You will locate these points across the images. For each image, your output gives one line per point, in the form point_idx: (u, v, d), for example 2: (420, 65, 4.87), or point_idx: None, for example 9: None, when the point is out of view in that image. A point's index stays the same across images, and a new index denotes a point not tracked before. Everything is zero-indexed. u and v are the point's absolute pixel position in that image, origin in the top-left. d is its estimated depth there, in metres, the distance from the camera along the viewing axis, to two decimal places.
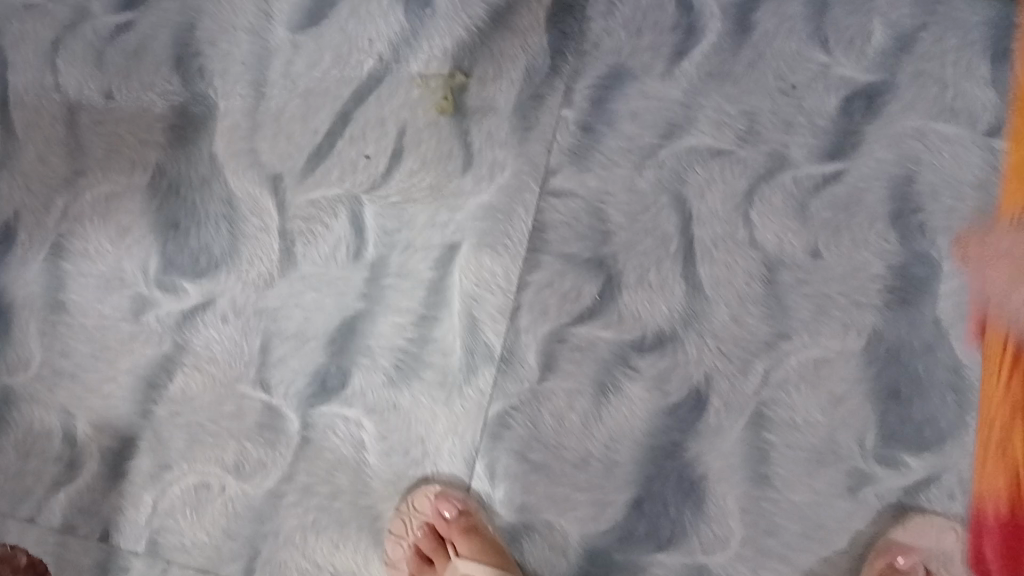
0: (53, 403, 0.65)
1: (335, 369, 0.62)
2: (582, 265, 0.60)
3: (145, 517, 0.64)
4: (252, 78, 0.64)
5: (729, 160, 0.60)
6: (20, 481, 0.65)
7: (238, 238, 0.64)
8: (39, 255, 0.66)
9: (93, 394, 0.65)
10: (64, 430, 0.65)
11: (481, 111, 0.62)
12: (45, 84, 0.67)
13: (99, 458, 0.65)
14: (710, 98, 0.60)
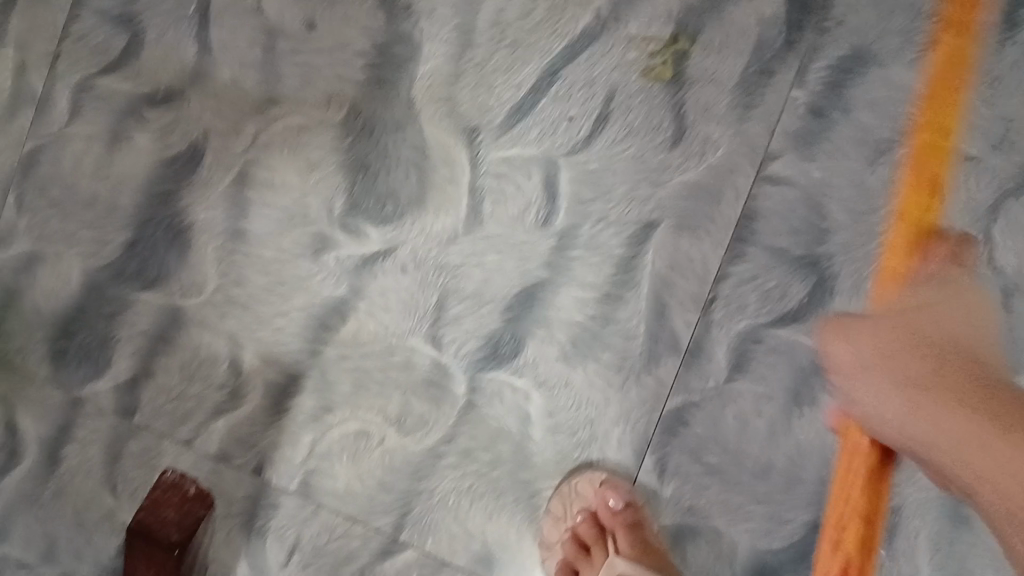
0: (220, 331, 0.66)
1: (510, 336, 0.60)
2: (793, 263, 0.56)
3: (301, 457, 0.64)
4: (460, 21, 0.61)
5: (974, 168, 0.55)
6: (182, 403, 0.67)
7: (427, 189, 0.61)
8: (222, 182, 0.65)
9: (263, 326, 0.65)
10: (230, 359, 0.66)
11: (701, 81, 0.58)
12: (245, 7, 0.65)
13: (263, 390, 0.65)
14: (962, 97, 0.55)
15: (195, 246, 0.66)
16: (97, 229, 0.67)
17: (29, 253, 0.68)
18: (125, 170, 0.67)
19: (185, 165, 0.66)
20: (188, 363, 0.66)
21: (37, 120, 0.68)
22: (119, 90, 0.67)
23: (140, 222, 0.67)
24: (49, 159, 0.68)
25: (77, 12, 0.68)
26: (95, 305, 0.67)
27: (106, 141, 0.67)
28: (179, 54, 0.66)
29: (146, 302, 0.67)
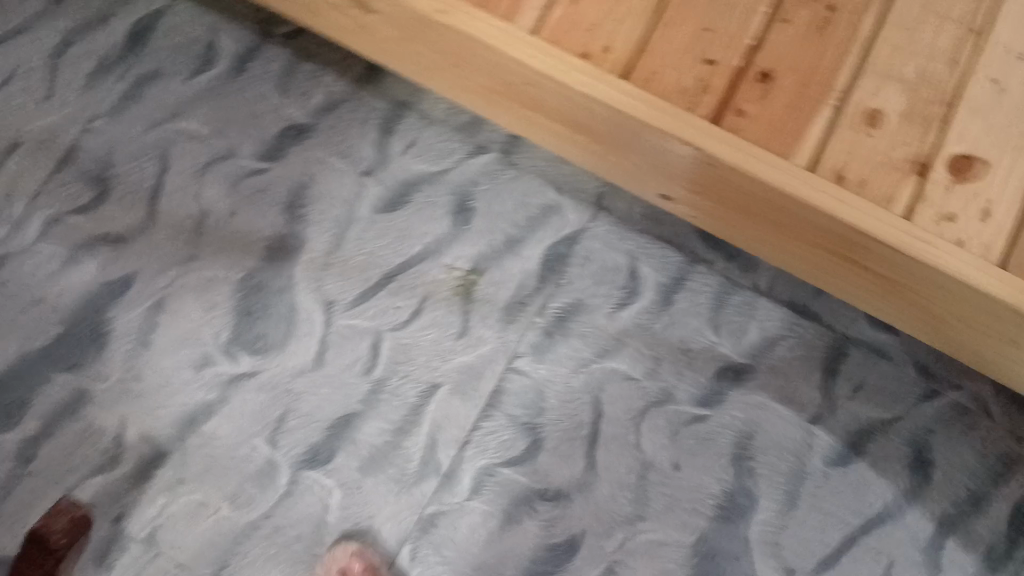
0: (112, 413, 0.87)
1: (326, 448, 0.85)
2: (519, 427, 0.84)
3: (153, 513, 0.85)
4: (334, 230, 0.90)
5: (637, 386, 0.84)
6: (69, 461, 0.86)
7: (289, 335, 0.88)
8: (143, 303, 0.89)
9: (146, 415, 0.87)
10: (116, 434, 0.86)
11: (484, 298, 0.88)
12: (188, 191, 0.91)
13: (134, 461, 0.86)
14: (636, 341, 0.86)
15: (111, 348, 0.88)
16: (40, 322, 0.89)
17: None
18: (71, 285, 0.89)
19: (117, 287, 0.89)
20: (82, 431, 0.86)
21: (10, 235, 0.91)
22: (83, 227, 0.91)
23: (71, 323, 0.88)
24: (12, 266, 0.90)
25: (64, 166, 0.92)
26: (19, 376, 0.88)
27: (63, 260, 0.90)
28: (133, 209, 0.91)
29: (62, 381, 0.87)
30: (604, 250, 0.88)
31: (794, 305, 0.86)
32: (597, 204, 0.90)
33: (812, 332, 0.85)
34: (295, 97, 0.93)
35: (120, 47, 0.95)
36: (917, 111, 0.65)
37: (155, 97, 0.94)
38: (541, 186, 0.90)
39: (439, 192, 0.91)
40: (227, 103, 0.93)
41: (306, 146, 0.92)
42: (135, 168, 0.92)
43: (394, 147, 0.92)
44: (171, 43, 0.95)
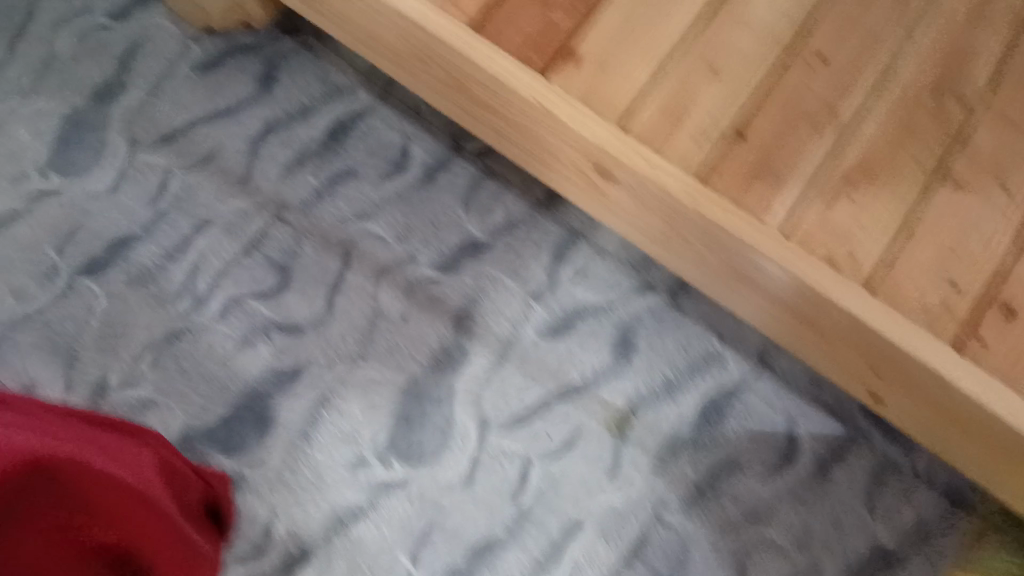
0: (265, 501, 0.89)
1: (466, 571, 0.86)
2: None
3: None
4: (497, 350, 0.92)
5: (786, 556, 0.84)
6: None
7: (442, 448, 0.89)
8: (308, 397, 0.92)
9: (297, 507, 0.89)
10: (265, 522, 0.88)
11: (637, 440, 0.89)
12: (365, 292, 0.95)
13: (280, 551, 0.87)
14: (786, 509, 0.85)
15: (273, 436, 0.91)
16: (207, 401, 0.92)
17: (144, 399, 0.92)
18: (242, 367, 0.93)
19: (287, 377, 0.93)
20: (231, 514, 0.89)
21: (192, 312, 0.95)
22: (261, 313, 0.95)
23: (238, 405, 0.92)
24: (186, 341, 0.94)
25: (252, 251, 0.96)
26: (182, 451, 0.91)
27: (236, 342, 0.94)
28: (311, 302, 0.95)
29: (221, 462, 0.90)
30: (762, 411, 0.89)
31: (955, 495, 0.85)
32: (760, 361, 0.90)
33: (973, 527, 0.83)
34: (475, 213, 0.97)
35: (317, 143, 0.99)
36: None
37: (345, 196, 0.98)
38: (705, 334, 0.92)
39: (604, 326, 0.92)
40: (413, 211, 0.97)
41: (481, 263, 0.95)
42: (317, 263, 0.96)
43: (565, 274, 0.94)
44: (365, 144, 0.99)
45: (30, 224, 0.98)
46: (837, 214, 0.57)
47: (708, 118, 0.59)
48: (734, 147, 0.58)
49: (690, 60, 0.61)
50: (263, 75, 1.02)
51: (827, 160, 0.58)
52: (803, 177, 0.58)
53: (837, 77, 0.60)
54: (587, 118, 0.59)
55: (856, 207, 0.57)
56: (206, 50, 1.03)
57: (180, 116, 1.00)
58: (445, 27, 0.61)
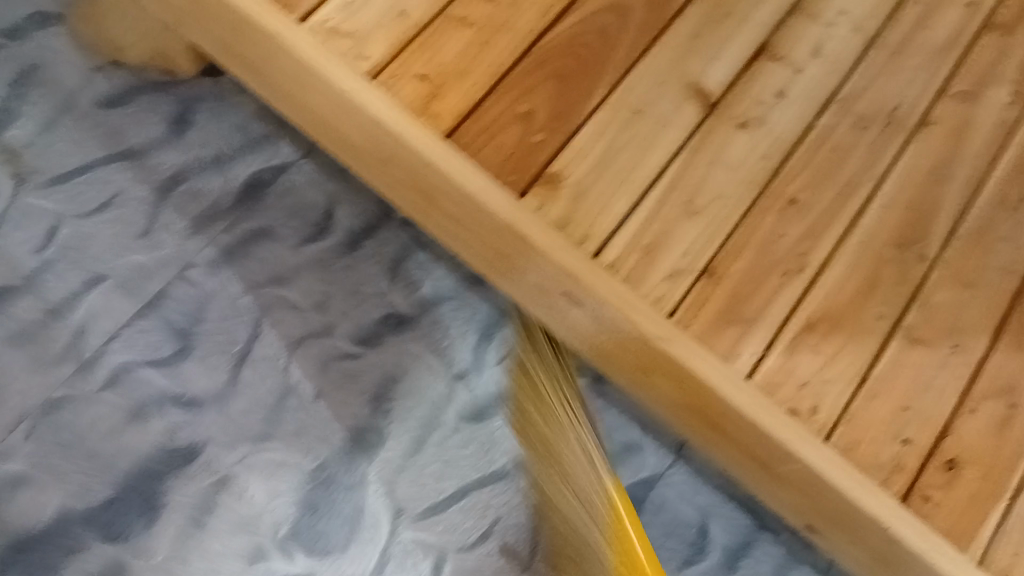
0: None
1: None
2: None
3: None
4: (414, 434, 0.88)
5: None
6: None
7: (349, 539, 0.83)
8: (204, 479, 0.83)
9: None
10: None
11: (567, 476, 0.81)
12: (277, 365, 0.89)
13: None
14: None
15: (162, 522, 0.81)
16: (86, 476, 0.82)
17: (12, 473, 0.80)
18: (129, 444, 0.83)
19: (183, 454, 0.84)
20: None
21: (75, 377, 0.85)
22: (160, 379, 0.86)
23: (125, 486, 0.82)
24: (68, 410, 0.84)
25: (149, 312, 0.88)
26: (55, 537, 0.79)
27: (126, 415, 0.84)
28: (213, 372, 0.87)
29: (102, 550, 0.79)
30: (676, 504, 0.90)
31: None
32: (678, 453, 0.92)
33: None
34: (400, 284, 0.94)
35: (233, 197, 0.94)
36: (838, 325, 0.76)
37: (259, 257, 0.92)
38: (625, 423, 0.92)
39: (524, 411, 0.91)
40: (333, 278, 0.93)
41: (403, 339, 0.91)
42: (224, 329, 0.89)
43: (488, 355, 0.93)
44: (287, 203, 0.95)
45: None
46: (799, 363, 0.74)
47: (681, 261, 0.75)
48: (707, 291, 0.75)
49: (670, 202, 0.77)
50: (176, 117, 0.96)
51: (786, 315, 0.76)
52: (765, 326, 0.75)
53: (799, 226, 0.79)
54: (566, 254, 0.72)
55: (811, 354, 0.75)
56: (111, 85, 0.96)
57: (80, 154, 0.92)
58: (415, 134, 0.72)
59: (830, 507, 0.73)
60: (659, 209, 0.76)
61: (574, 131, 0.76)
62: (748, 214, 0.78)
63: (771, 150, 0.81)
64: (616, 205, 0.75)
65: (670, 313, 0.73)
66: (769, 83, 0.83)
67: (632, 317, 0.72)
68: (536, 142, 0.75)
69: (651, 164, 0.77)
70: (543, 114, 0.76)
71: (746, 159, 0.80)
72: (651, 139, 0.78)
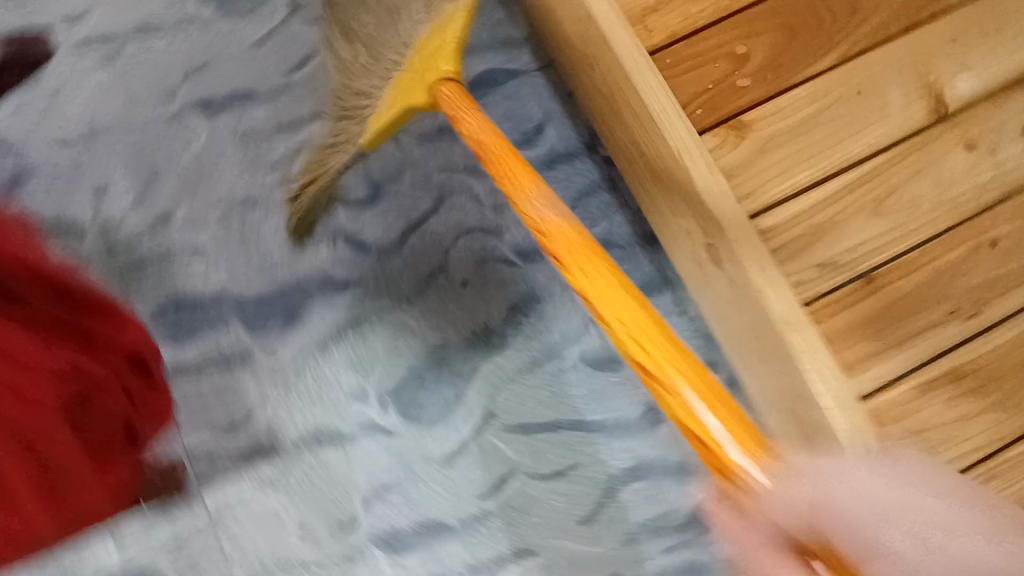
0: (260, 389, 0.88)
1: (407, 538, 0.84)
2: None
3: (235, 493, 0.85)
4: (532, 355, 0.89)
5: None
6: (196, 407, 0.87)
7: (437, 420, 0.87)
8: (341, 314, 0.90)
9: (288, 407, 0.87)
10: (249, 407, 0.87)
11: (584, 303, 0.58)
12: (440, 244, 0.91)
13: (252, 438, 0.87)
14: None
15: (295, 333, 0.89)
16: (250, 271, 0.90)
17: (194, 246, 0.91)
18: (296, 259, 0.91)
19: (336, 284, 0.91)
20: (221, 385, 0.88)
21: (275, 187, 0.92)
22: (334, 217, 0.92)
23: (277, 292, 0.90)
24: (257, 211, 0.92)
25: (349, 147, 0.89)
26: (206, 308, 0.89)
27: (301, 235, 0.91)
28: (387, 228, 0.92)
29: (239, 334, 0.89)
30: None
31: None
32: None
33: None
34: (578, 220, 0.94)
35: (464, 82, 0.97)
36: (989, 385, 0.73)
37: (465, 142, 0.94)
38: None
39: None
40: None
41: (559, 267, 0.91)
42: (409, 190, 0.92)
43: None
44: (508, 105, 0.97)
45: (167, 34, 0.93)
46: (925, 406, 0.73)
47: (840, 254, 0.74)
48: (857, 292, 0.74)
49: (856, 194, 0.74)
50: None
51: (939, 351, 0.73)
52: (908, 351, 0.73)
53: (986, 273, 0.74)
54: (729, 209, 0.72)
55: (944, 404, 0.73)
56: None
57: None
58: (627, 49, 0.74)
59: None
60: (843, 195, 0.74)
61: (789, 86, 0.75)
62: (937, 237, 0.74)
63: (992, 184, 0.74)
64: (796, 177, 0.74)
65: (805, 303, 0.73)
66: (1018, 117, 0.75)
67: (764, 292, 0.72)
68: (741, 86, 0.75)
69: (853, 150, 0.74)
70: (758, 58, 0.75)
71: (962, 179, 0.74)
72: (863, 125, 0.74)
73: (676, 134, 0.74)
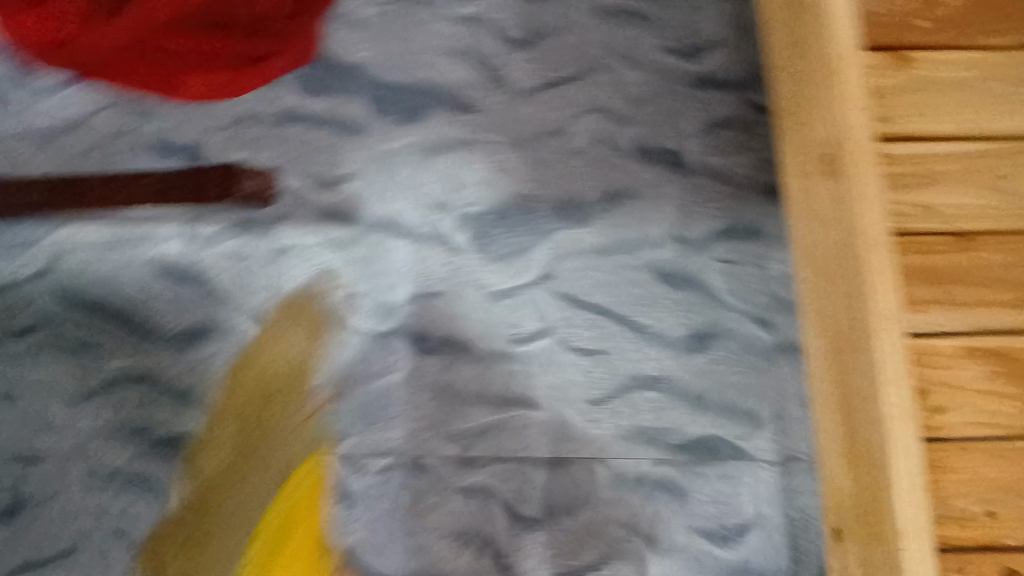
0: (355, 161, 0.91)
1: (430, 344, 0.88)
2: (531, 503, 0.85)
3: (297, 239, 0.89)
4: (612, 242, 0.91)
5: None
6: (297, 152, 0.91)
7: (502, 258, 0.90)
8: (457, 130, 0.92)
9: (374, 188, 0.90)
10: (340, 174, 0.91)
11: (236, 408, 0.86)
12: (570, 109, 0.93)
13: (330, 201, 0.90)
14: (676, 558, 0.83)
15: (407, 128, 0.92)
16: (393, 62, 0.94)
17: (356, 18, 0.95)
18: (437, 65, 0.94)
19: (462, 103, 0.93)
20: (324, 146, 0.91)
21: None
22: (487, 46, 0.95)
23: (408, 86, 0.93)
24: (423, 11, 0.95)
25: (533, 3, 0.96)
26: (341, 75, 0.93)
27: (451, 47, 0.94)
28: (530, 74, 0.94)
29: (359, 108, 0.92)
30: (742, 488, 0.85)
31: None
32: (786, 462, 0.86)
33: None
34: (705, 142, 0.94)
35: None
36: None
37: (632, 32, 0.96)
38: (767, 399, 0.88)
39: (702, 308, 0.89)
40: (666, 93, 0.95)
41: (669, 178, 0.92)
42: (563, 51, 0.95)
43: (719, 247, 0.91)
44: (687, 16, 0.97)
45: None
46: (965, 370, 0.65)
47: (946, 204, 0.68)
48: (943, 245, 0.67)
49: (985, 163, 0.68)
50: None
51: (1002, 331, 0.65)
52: (965, 316, 0.66)
53: None
54: (857, 107, 0.70)
55: (988, 375, 0.65)
56: None
57: None
58: None
59: (877, 492, 0.67)
60: (977, 155, 0.68)
61: (978, 42, 0.70)
62: None
63: None
64: (940, 121, 0.70)
65: (895, 222, 0.68)
66: None
67: (857, 177, 0.69)
68: (922, 27, 0.72)
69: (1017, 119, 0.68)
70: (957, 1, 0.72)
71: None
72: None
73: (839, 30, 0.73)
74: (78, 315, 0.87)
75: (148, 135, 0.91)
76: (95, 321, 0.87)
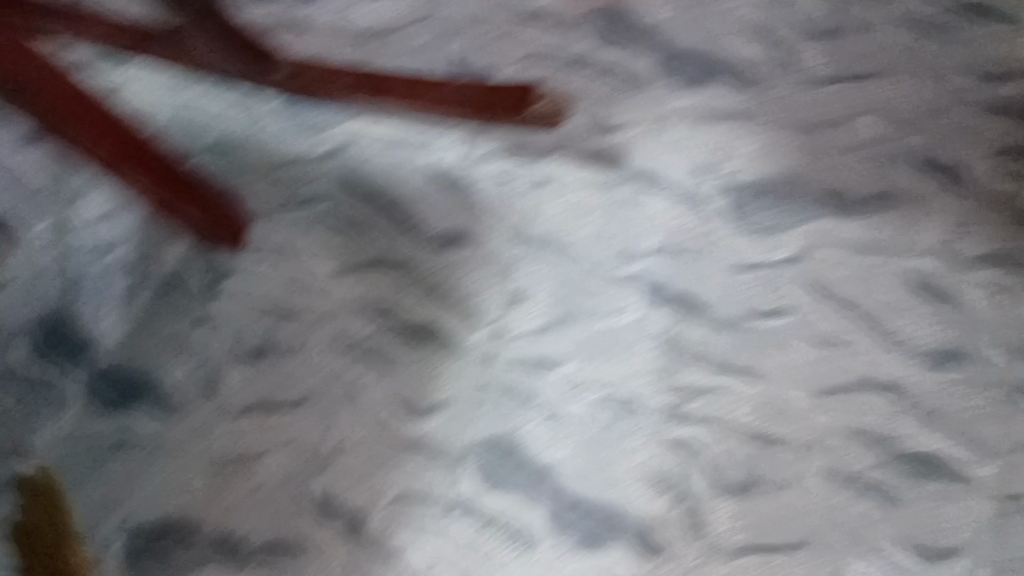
0: (639, 112, 0.97)
1: (667, 296, 0.91)
2: (737, 470, 0.86)
3: (567, 172, 0.95)
4: (869, 241, 0.91)
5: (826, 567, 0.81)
6: (590, 95, 0.99)
7: (759, 231, 0.92)
8: (740, 104, 0.97)
9: (651, 142, 0.95)
10: (624, 123, 0.97)
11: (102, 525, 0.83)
12: (852, 105, 0.97)
13: (608, 143, 0.96)
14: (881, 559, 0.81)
15: (693, 93, 0.98)
16: (695, 41, 1.01)
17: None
18: (734, 48, 1.01)
19: (748, 81, 0.98)
20: (606, 95, 0.98)
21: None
22: (787, 38, 1.02)
23: (703, 59, 1.00)
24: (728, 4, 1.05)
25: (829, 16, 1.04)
26: (645, 43, 1.02)
27: (748, 37, 1.02)
28: (820, 68, 1.00)
29: (652, 70, 0.99)
30: (955, 512, 0.83)
31: None
32: (1008, 497, 0.84)
33: None
34: (986, 168, 0.94)
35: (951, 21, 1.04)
36: None
37: (921, 55, 1.01)
38: (999, 432, 0.85)
39: (948, 324, 0.88)
40: (951, 113, 0.97)
41: (939, 193, 0.93)
42: (853, 59, 1.00)
43: (981, 272, 0.90)
44: (977, 55, 1.02)
45: None
46: None
47: None
48: None
49: None
50: None
51: None
52: None
53: None
54: None
55: None
56: None
57: None
58: None
59: None
60: None
61: None
62: None
63: None
64: None
65: None
66: None
67: None
68: None
69: None
70: None
71: None
72: None
73: None
74: (351, 196, 0.95)
75: (450, 52, 1.01)
76: (365, 206, 0.95)
